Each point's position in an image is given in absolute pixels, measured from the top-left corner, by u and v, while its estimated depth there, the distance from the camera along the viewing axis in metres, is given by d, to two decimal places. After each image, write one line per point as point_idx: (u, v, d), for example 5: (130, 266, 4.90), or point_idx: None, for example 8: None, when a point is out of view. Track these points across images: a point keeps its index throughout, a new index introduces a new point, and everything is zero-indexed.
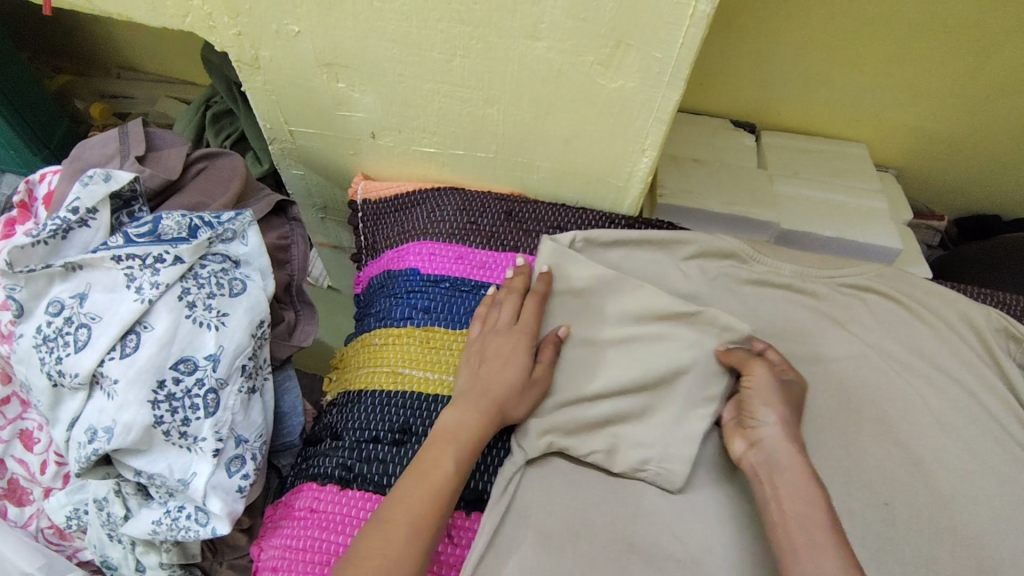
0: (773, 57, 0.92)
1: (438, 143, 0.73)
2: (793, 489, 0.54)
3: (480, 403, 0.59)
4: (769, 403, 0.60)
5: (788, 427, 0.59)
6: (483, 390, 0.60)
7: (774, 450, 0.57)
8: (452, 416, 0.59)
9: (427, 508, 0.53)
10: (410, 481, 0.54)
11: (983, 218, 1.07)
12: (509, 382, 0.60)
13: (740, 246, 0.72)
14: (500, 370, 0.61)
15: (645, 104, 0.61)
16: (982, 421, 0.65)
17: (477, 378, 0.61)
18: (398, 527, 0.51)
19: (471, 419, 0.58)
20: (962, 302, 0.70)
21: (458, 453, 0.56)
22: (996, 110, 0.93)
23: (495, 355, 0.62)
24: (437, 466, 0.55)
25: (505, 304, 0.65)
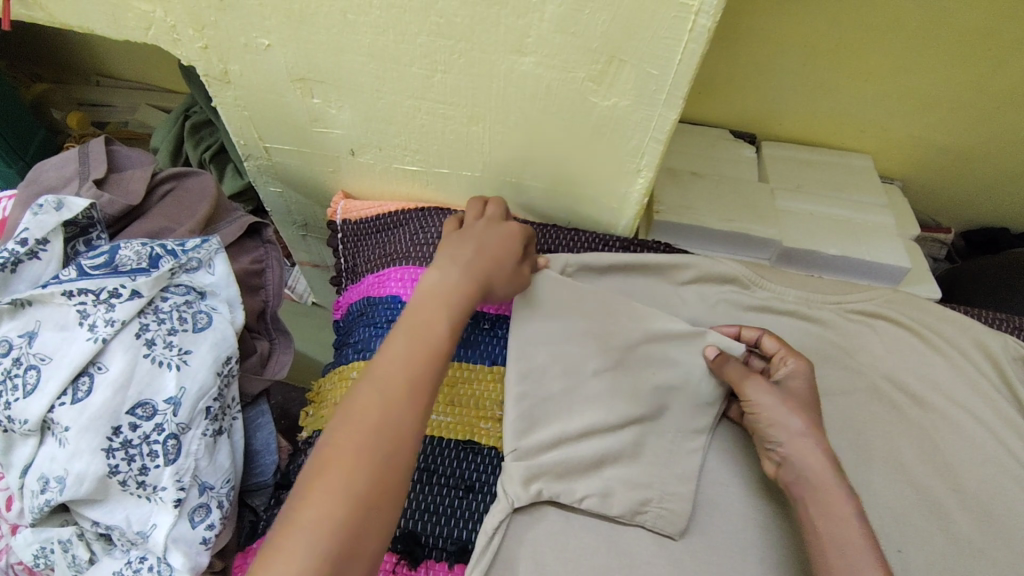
0: (775, 65, 0.88)
1: (420, 161, 0.69)
2: (833, 506, 0.51)
3: (467, 264, 0.56)
4: (769, 409, 0.57)
5: (812, 435, 0.55)
6: (472, 255, 0.57)
7: (802, 462, 0.54)
8: (435, 278, 0.55)
9: (421, 367, 0.49)
10: (400, 339, 0.50)
11: (993, 230, 1.03)
12: (498, 257, 0.59)
13: (741, 269, 0.68)
14: (488, 247, 0.58)
15: (640, 123, 0.57)
16: (999, 457, 0.62)
17: (464, 245, 0.58)
18: (388, 389, 0.47)
19: (457, 280, 0.55)
20: (975, 329, 0.67)
21: (449, 312, 0.53)
22: (1007, 121, 0.89)
23: (480, 232, 0.59)
24: (426, 326, 0.51)
25: (492, 203, 0.64)
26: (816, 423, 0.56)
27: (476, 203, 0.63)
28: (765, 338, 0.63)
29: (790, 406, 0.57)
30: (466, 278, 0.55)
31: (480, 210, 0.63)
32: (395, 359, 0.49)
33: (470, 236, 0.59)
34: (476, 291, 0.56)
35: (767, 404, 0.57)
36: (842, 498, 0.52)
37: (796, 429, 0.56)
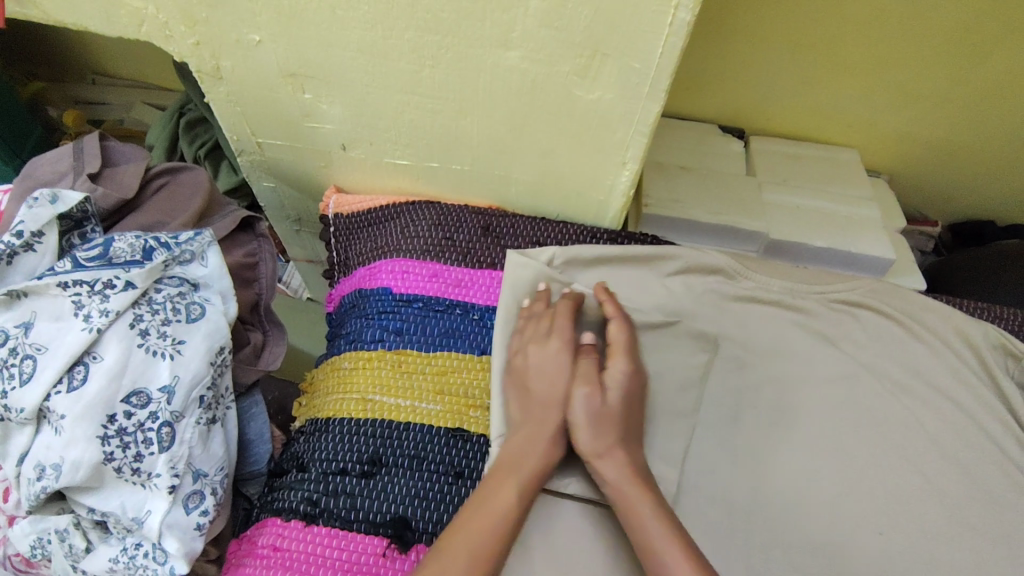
0: (762, 61, 0.89)
1: (411, 155, 0.70)
2: (640, 510, 0.51)
3: (549, 425, 0.55)
4: (580, 417, 0.55)
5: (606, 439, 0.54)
6: (546, 409, 0.56)
7: (608, 466, 0.53)
8: (513, 445, 0.55)
9: (485, 547, 0.48)
10: (466, 517, 0.50)
11: (979, 224, 1.05)
12: (571, 396, 0.56)
13: (726, 260, 0.69)
14: (557, 388, 0.56)
15: (624, 117, 0.58)
16: (979, 442, 0.63)
17: (528, 394, 0.57)
18: (455, 571, 0.46)
19: (535, 444, 0.54)
20: (956, 318, 0.68)
21: (520, 481, 0.52)
22: (991, 115, 0.91)
23: (547, 371, 0.57)
24: (498, 503, 0.51)
25: (548, 316, 0.61)
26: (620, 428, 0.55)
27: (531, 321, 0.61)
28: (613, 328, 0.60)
29: (603, 411, 0.55)
30: (546, 436, 0.55)
31: (535, 326, 0.61)
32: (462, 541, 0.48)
33: (541, 363, 0.58)
34: (557, 442, 0.55)
35: (582, 404, 0.55)
36: (647, 503, 0.51)
37: (596, 435, 0.54)
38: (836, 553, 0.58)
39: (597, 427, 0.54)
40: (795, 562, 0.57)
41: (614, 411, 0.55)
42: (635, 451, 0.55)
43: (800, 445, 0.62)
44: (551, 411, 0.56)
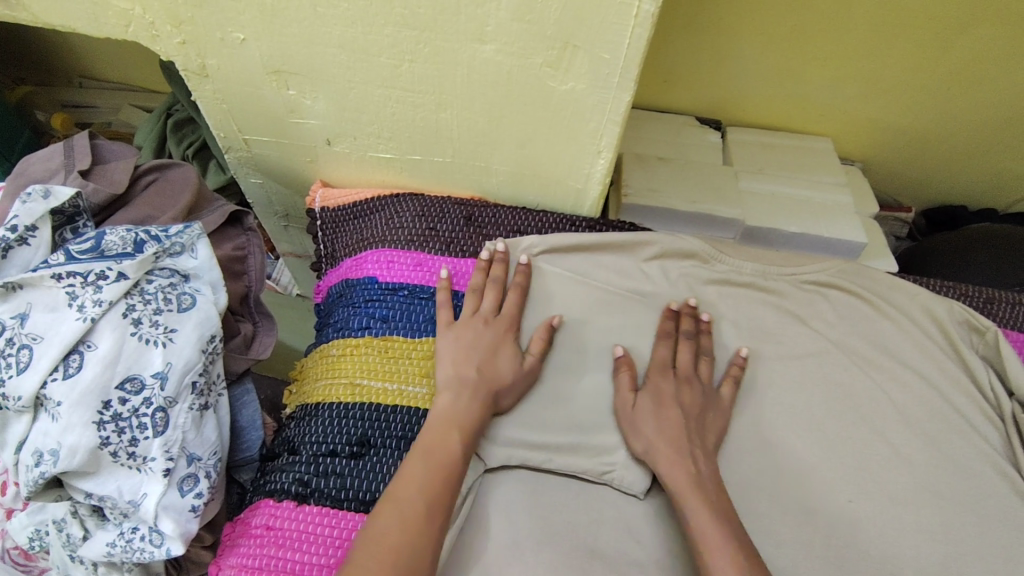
0: (735, 54, 0.92)
1: (394, 148, 0.72)
2: (690, 505, 0.55)
3: (475, 384, 0.60)
4: (645, 425, 0.60)
5: (666, 442, 0.59)
6: (477, 372, 0.61)
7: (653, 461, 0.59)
8: (447, 400, 0.60)
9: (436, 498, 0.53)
10: (420, 468, 0.55)
11: (953, 210, 1.07)
12: (500, 366, 0.62)
13: (701, 245, 0.71)
14: (489, 359, 0.62)
15: (597, 106, 0.60)
16: (944, 413, 0.65)
17: (466, 356, 0.62)
18: (412, 513, 0.51)
19: (467, 401, 0.59)
20: (920, 297, 0.71)
21: (461, 435, 0.57)
22: (957, 100, 0.94)
23: (474, 341, 0.63)
24: (442, 453, 0.56)
25: (486, 293, 0.66)
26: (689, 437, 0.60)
27: (470, 297, 0.66)
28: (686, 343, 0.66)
29: (663, 418, 0.61)
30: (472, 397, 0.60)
31: (475, 303, 0.66)
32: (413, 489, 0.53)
33: (467, 332, 0.64)
34: (488, 404, 0.60)
35: (644, 412, 0.61)
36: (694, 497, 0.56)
37: (662, 439, 0.59)
38: (806, 520, 0.60)
39: (662, 433, 0.60)
40: (767, 529, 0.60)
41: (677, 419, 0.61)
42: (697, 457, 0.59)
43: (773, 419, 0.65)
44: (480, 374, 0.61)
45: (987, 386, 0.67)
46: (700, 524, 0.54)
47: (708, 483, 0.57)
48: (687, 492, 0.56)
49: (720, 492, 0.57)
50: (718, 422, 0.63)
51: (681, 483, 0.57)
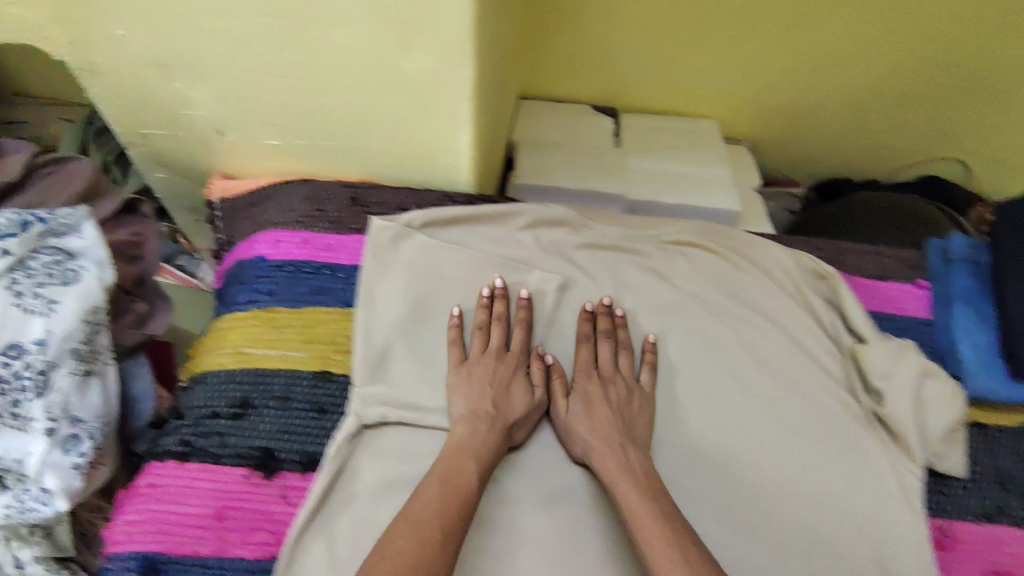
0: (621, 43, 0.99)
1: (280, 135, 0.77)
2: (625, 498, 0.57)
3: (489, 417, 0.61)
4: (578, 426, 0.63)
5: (605, 440, 0.61)
6: (493, 407, 0.62)
7: (591, 459, 0.61)
8: (464, 431, 0.60)
9: (456, 516, 0.53)
10: (435, 486, 0.55)
11: (836, 181, 1.14)
12: (511, 402, 0.64)
13: (570, 214, 0.77)
14: (504, 398, 0.63)
15: (450, 83, 0.65)
16: (790, 352, 0.71)
17: (480, 394, 0.63)
18: (428, 526, 0.52)
19: (482, 434, 0.60)
20: (772, 250, 0.77)
21: (477, 462, 0.58)
22: (821, 78, 1.01)
23: (486, 372, 0.65)
24: (459, 481, 0.56)
25: (492, 328, 0.68)
26: (620, 430, 0.62)
27: (478, 335, 0.67)
28: (604, 339, 0.69)
29: (593, 416, 0.63)
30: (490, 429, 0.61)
31: (484, 340, 0.67)
32: (442, 508, 0.53)
33: (484, 368, 0.65)
34: (502, 439, 0.61)
35: (577, 414, 0.64)
36: (624, 483, 0.58)
37: (596, 432, 0.62)
38: (663, 452, 0.65)
39: (594, 428, 0.62)
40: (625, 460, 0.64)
41: (606, 415, 0.63)
42: (629, 450, 0.61)
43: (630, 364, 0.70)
44: (495, 409, 0.62)
45: (830, 325, 0.73)
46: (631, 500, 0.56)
47: (637, 468, 0.60)
48: (616, 477, 0.58)
49: (653, 478, 0.59)
50: (644, 411, 0.66)
51: (612, 464, 0.60)
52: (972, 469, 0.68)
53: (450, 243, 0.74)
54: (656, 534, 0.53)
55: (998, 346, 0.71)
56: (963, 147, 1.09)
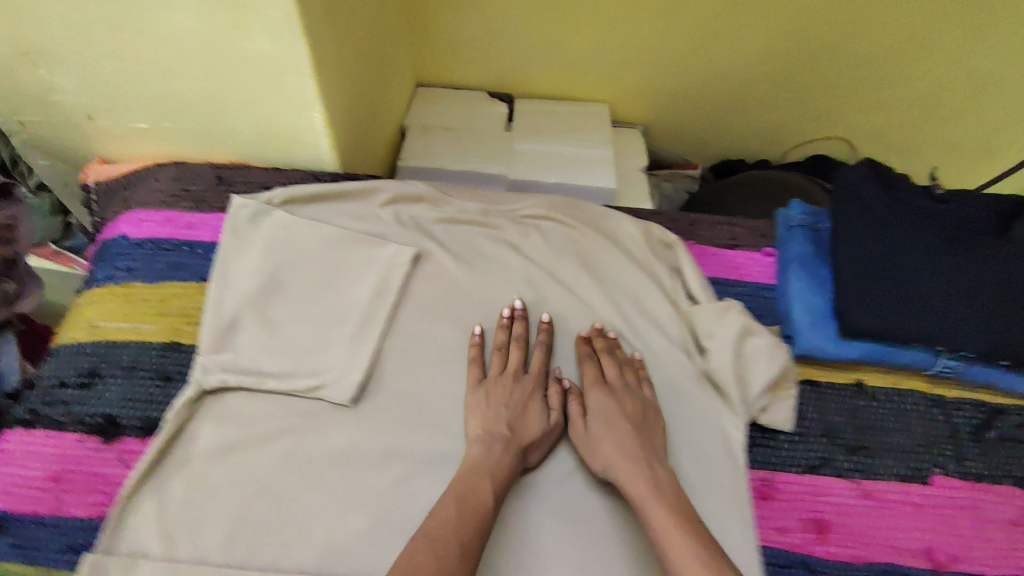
0: (506, 29, 1.03)
1: (146, 118, 0.79)
2: (652, 515, 0.56)
3: (501, 437, 0.62)
4: (601, 445, 0.63)
5: (630, 456, 0.61)
6: (507, 427, 0.63)
7: (614, 476, 0.61)
8: (477, 451, 0.61)
9: (470, 533, 0.54)
10: (450, 504, 0.56)
11: (730, 162, 1.19)
12: (528, 421, 0.64)
13: (428, 190, 0.80)
14: (520, 416, 0.64)
15: (289, 63, 0.68)
16: (633, 316, 0.74)
17: (494, 414, 0.64)
18: (446, 541, 0.53)
19: (498, 454, 0.60)
20: (625, 222, 0.80)
21: (493, 481, 0.59)
22: (699, 60, 1.05)
23: (503, 393, 0.66)
24: (476, 500, 0.57)
25: (511, 350, 0.69)
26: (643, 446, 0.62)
27: (496, 356, 0.69)
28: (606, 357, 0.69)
29: (614, 433, 0.63)
30: (505, 449, 0.61)
31: (502, 360, 0.69)
32: (461, 530, 0.54)
33: (499, 389, 0.66)
34: (518, 459, 0.62)
35: (596, 433, 0.64)
36: (650, 501, 0.57)
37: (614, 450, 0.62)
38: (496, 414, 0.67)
39: (616, 444, 0.62)
40: (450, 408, 0.67)
41: (627, 430, 0.63)
42: (655, 466, 0.61)
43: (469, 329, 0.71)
44: (510, 431, 0.63)
45: (674, 291, 0.75)
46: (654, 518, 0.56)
47: (663, 484, 0.59)
48: (642, 496, 0.58)
49: (678, 494, 0.59)
50: (659, 424, 0.65)
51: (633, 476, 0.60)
52: (800, 424, 0.70)
53: (311, 219, 0.76)
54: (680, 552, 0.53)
55: (831, 306, 0.74)
56: (845, 126, 1.14)
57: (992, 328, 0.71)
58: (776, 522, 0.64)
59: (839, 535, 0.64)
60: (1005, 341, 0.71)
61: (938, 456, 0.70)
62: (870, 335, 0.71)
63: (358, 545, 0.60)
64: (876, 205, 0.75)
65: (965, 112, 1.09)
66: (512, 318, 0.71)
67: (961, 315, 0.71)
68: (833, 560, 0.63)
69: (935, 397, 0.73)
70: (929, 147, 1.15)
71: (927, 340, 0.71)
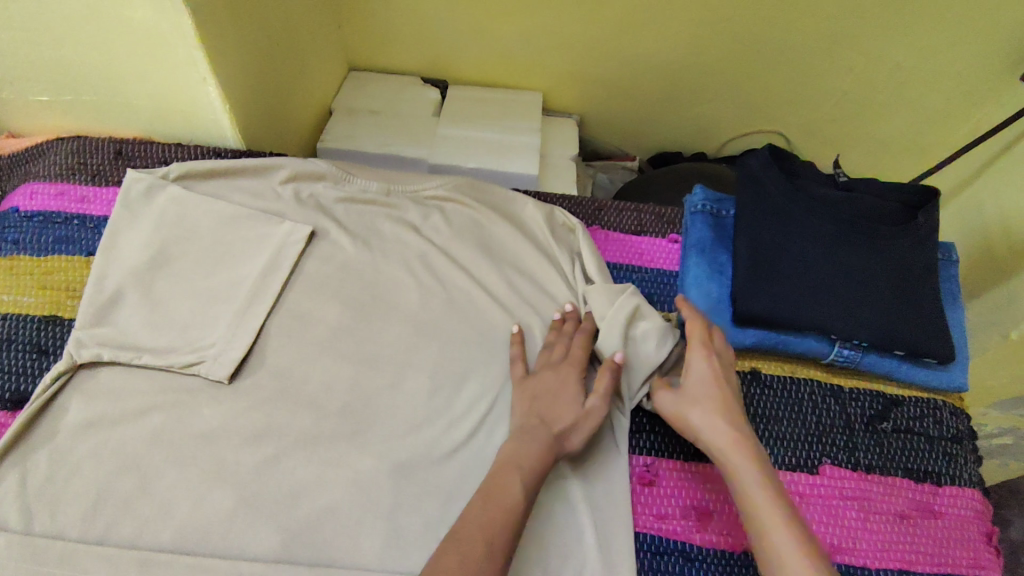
0: (433, 14, 1.03)
1: (43, 90, 0.77)
2: (748, 495, 0.54)
3: (530, 428, 0.59)
4: (692, 416, 0.60)
5: (726, 427, 0.58)
6: (539, 420, 0.60)
7: (713, 448, 0.58)
8: (509, 446, 0.57)
9: (492, 532, 0.49)
10: (478, 503, 0.52)
11: (667, 155, 1.21)
12: (562, 408, 0.61)
13: (330, 168, 0.79)
14: (554, 404, 0.61)
15: (173, 32, 0.67)
16: (526, 297, 0.73)
17: (530, 406, 0.61)
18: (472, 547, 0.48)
19: (528, 445, 0.57)
20: (529, 205, 0.80)
21: (522, 474, 0.54)
22: (626, 46, 1.05)
23: (546, 384, 0.63)
24: (503, 495, 0.52)
25: (556, 346, 0.67)
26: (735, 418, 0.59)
27: (543, 353, 0.67)
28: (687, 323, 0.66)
29: (707, 400, 0.60)
30: (537, 438, 0.58)
31: (546, 356, 0.66)
32: (493, 530, 0.50)
33: (541, 380, 0.63)
34: (551, 449, 0.58)
35: (687, 404, 0.61)
36: (752, 476, 0.55)
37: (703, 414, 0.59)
38: (378, 394, 0.66)
39: (708, 416, 0.59)
40: (329, 387, 0.66)
41: (723, 398, 0.60)
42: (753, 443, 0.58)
43: (359, 307, 0.70)
44: (541, 421, 0.60)
45: (568, 273, 0.76)
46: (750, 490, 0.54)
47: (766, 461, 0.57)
48: (740, 476, 0.55)
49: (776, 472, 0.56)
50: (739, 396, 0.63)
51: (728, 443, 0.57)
52: None
53: (207, 193, 0.74)
54: (780, 529, 0.51)
55: (727, 292, 0.74)
56: (773, 119, 1.16)
57: (886, 317, 0.70)
58: (656, 509, 0.64)
59: (719, 523, 0.64)
60: (897, 331, 0.70)
61: (829, 447, 0.69)
62: (762, 321, 0.70)
63: (216, 527, 0.58)
64: (775, 193, 0.75)
65: (892, 108, 1.11)
66: (563, 317, 0.70)
67: (855, 303, 0.70)
68: (711, 547, 0.63)
69: (832, 386, 0.72)
70: (858, 143, 1.18)
71: (820, 329, 0.70)
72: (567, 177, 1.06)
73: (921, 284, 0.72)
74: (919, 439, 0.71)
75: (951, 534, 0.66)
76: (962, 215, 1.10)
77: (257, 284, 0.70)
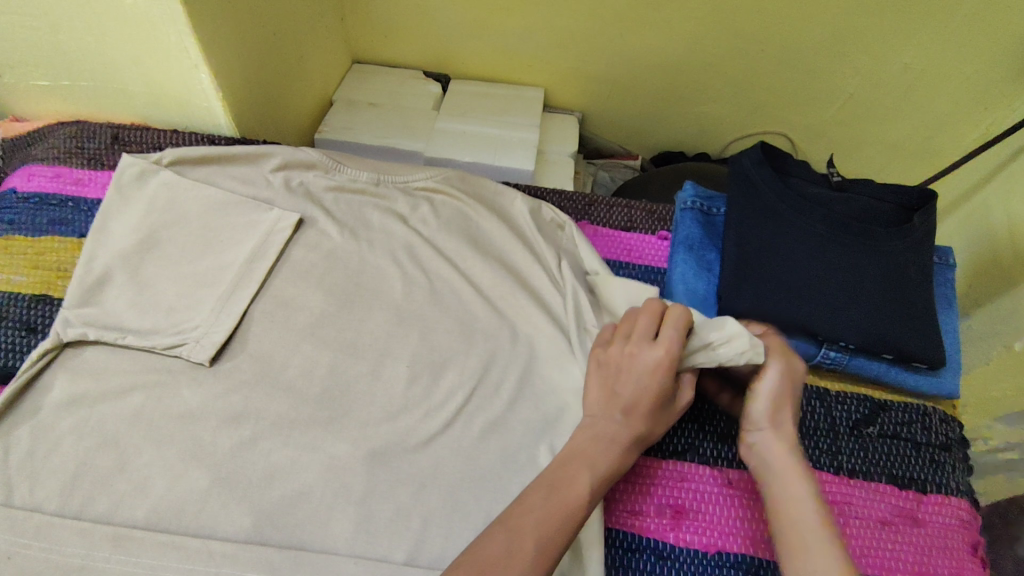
0: (434, 8, 1.04)
1: (44, 75, 0.79)
2: (786, 498, 0.55)
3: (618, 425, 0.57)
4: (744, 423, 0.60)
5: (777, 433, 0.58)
6: (621, 413, 0.57)
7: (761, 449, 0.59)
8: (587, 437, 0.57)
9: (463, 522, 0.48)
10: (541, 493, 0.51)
11: (669, 154, 1.20)
12: (646, 406, 0.58)
13: (320, 156, 0.79)
14: (639, 398, 0.57)
15: (164, 17, 0.67)
16: (512, 289, 0.73)
17: (611, 394, 0.59)
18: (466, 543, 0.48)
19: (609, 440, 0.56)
20: (518, 201, 0.81)
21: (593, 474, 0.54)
22: (628, 42, 1.05)
23: (637, 371, 0.58)
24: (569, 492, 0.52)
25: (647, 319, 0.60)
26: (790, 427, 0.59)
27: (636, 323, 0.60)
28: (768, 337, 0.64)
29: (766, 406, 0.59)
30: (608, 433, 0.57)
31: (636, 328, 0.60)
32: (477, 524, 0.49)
33: (630, 363, 0.59)
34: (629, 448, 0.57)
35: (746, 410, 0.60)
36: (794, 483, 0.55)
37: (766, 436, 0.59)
38: (357, 381, 0.66)
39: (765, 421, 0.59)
40: (308, 372, 0.66)
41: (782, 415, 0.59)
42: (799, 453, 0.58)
43: (343, 294, 0.70)
44: (623, 416, 0.57)
45: (554, 267, 0.76)
46: (800, 504, 0.54)
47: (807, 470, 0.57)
48: (783, 479, 0.56)
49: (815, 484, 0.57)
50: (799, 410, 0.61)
51: (790, 468, 0.56)
52: None
53: (201, 180, 0.76)
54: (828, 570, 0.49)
55: (714, 290, 0.73)
56: (778, 119, 1.15)
57: (876, 320, 0.69)
58: (630, 505, 0.63)
59: (694, 522, 0.63)
60: (885, 333, 0.68)
61: (812, 449, 0.68)
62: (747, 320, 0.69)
63: (190, 506, 0.58)
64: (766, 191, 0.75)
65: (900, 111, 1.09)
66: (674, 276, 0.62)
67: (842, 304, 0.69)
68: (685, 547, 0.62)
69: (817, 389, 0.71)
70: (864, 146, 1.16)
71: (809, 330, 0.68)
72: (565, 173, 1.05)
73: (913, 285, 0.71)
74: (906, 445, 0.69)
75: (934, 543, 0.65)
76: (969, 221, 1.07)
77: (245, 269, 0.70)
